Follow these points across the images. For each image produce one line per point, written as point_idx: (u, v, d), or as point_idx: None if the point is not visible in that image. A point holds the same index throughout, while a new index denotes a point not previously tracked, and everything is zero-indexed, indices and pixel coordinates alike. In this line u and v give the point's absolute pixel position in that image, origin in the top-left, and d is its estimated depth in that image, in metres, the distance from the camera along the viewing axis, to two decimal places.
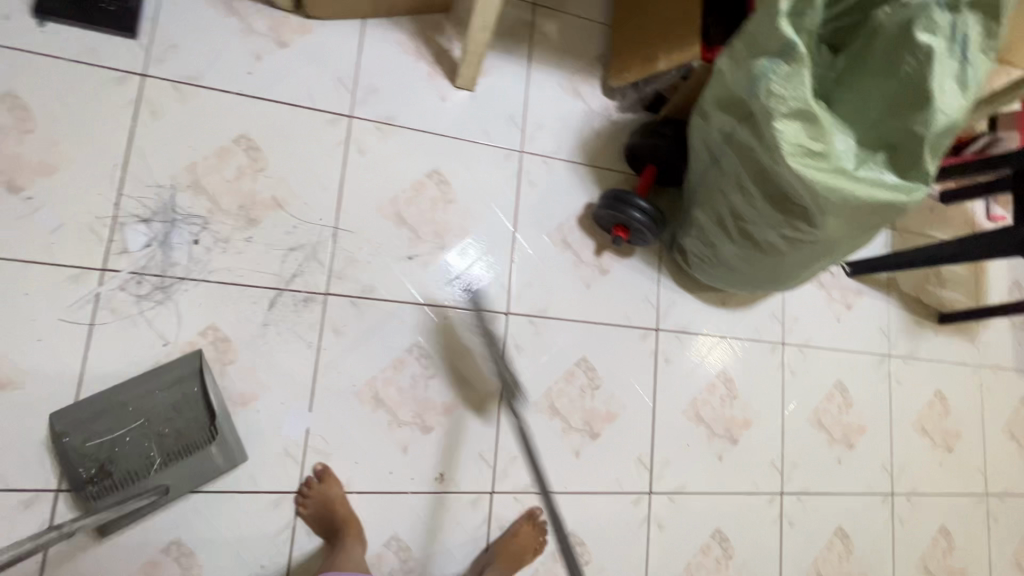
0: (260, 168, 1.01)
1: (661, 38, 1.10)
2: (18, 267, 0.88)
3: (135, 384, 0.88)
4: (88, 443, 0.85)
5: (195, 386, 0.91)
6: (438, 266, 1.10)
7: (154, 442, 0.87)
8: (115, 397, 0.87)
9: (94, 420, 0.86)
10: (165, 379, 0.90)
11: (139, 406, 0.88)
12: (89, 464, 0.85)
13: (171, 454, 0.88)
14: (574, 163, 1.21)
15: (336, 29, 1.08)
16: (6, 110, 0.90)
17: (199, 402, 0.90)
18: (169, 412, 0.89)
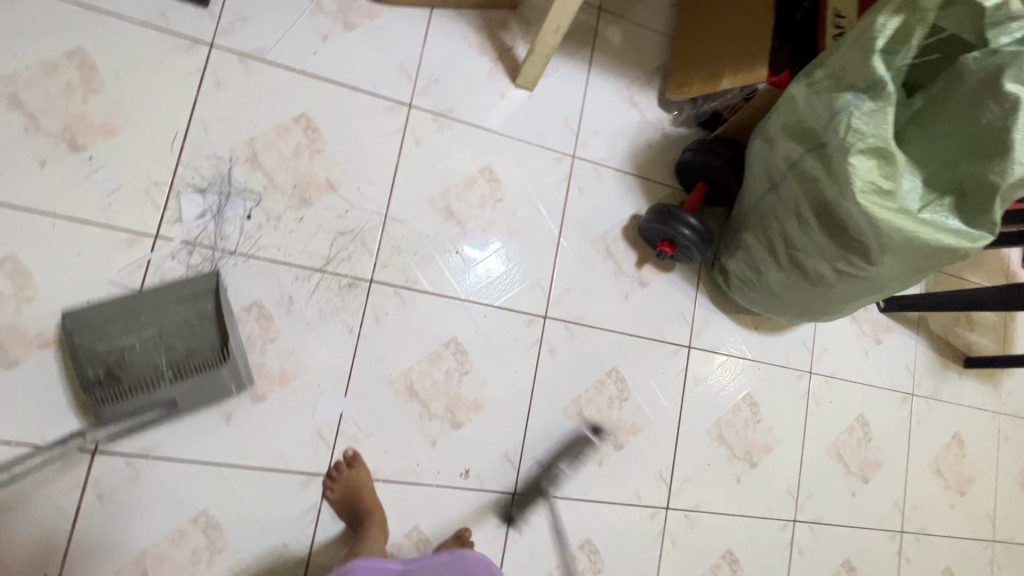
0: (317, 149, 1.01)
1: (728, 58, 1.10)
2: (74, 225, 0.88)
3: (151, 294, 0.87)
4: (97, 345, 0.84)
5: (209, 303, 0.89)
6: (450, 253, 1.07)
7: (163, 353, 0.85)
8: (128, 304, 0.86)
9: (106, 323, 0.85)
10: (181, 293, 0.88)
11: (153, 316, 0.86)
12: (97, 367, 0.83)
13: (178, 367, 0.86)
14: (625, 173, 1.20)
15: (403, 16, 1.08)
16: (74, 68, 0.90)
17: (212, 318, 0.89)
18: (182, 325, 0.87)
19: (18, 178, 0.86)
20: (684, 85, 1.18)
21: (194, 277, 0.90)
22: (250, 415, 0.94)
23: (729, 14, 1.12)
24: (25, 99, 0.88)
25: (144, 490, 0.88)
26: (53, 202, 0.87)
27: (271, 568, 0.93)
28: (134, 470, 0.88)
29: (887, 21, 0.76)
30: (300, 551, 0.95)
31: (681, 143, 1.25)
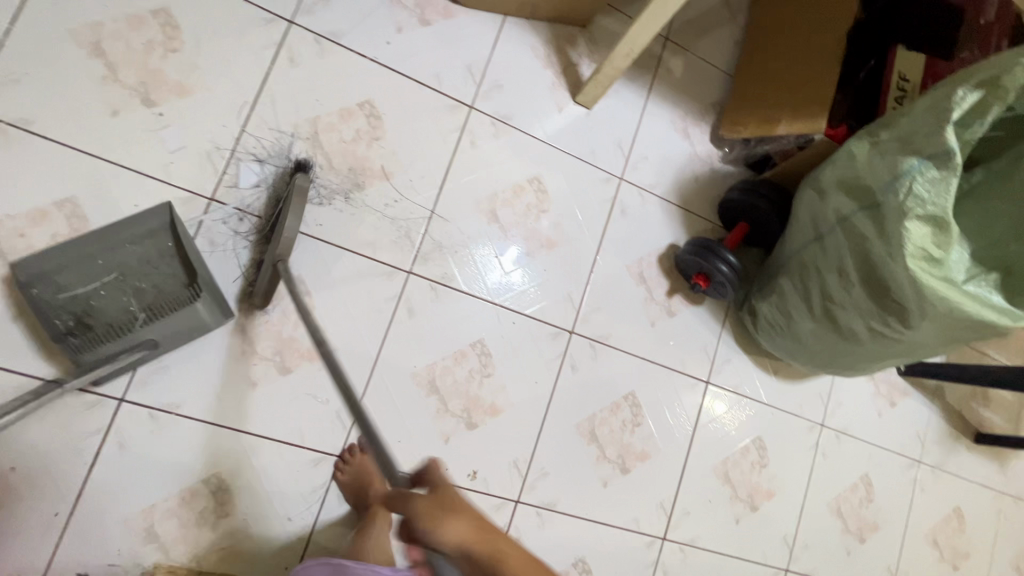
0: (377, 136, 1.03)
1: (787, 106, 1.11)
2: (135, 177, 0.90)
3: (105, 237, 0.85)
4: (60, 294, 0.82)
5: (168, 239, 0.88)
6: (473, 261, 1.08)
7: (131, 296, 0.85)
8: (83, 249, 0.84)
9: (63, 271, 0.83)
10: (134, 232, 0.87)
11: (111, 260, 0.85)
12: (65, 317, 0.82)
13: (151, 307, 0.85)
14: (668, 202, 1.22)
15: (478, 20, 1.10)
16: (158, 25, 0.93)
17: (181, 257, 0.88)
18: (147, 266, 0.87)
19: (90, 125, 0.88)
20: (739, 124, 1.19)
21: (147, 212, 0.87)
22: (276, 386, 0.95)
23: (795, 62, 1.14)
24: (107, 49, 0.90)
25: (163, 445, 0.89)
26: (119, 153, 0.89)
27: (273, 539, 0.93)
28: (156, 423, 0.89)
29: (966, 95, 0.77)
30: (302, 528, 0.95)
31: (727, 181, 1.27)
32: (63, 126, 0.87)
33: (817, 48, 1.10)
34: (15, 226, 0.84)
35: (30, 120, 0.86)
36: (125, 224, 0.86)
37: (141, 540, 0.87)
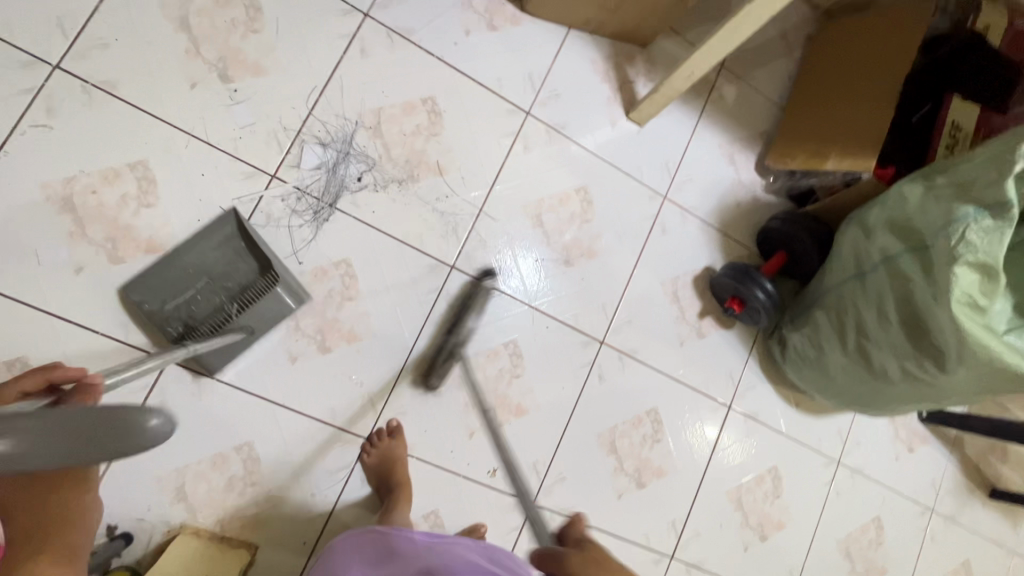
0: (436, 132, 1.06)
1: (837, 142, 1.13)
2: (205, 148, 0.93)
3: (189, 249, 0.90)
4: (165, 305, 0.88)
5: (241, 240, 0.92)
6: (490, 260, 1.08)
7: (219, 291, 0.90)
8: (174, 262, 0.89)
9: (163, 285, 0.88)
10: (213, 239, 0.91)
11: (195, 265, 0.90)
12: (174, 324, 0.87)
13: (242, 300, 0.90)
14: (709, 225, 1.23)
15: (543, 30, 1.13)
16: (243, 6, 0.96)
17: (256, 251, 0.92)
18: (229, 263, 0.91)
19: (168, 93, 0.92)
20: (786, 156, 1.21)
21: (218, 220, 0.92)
22: (315, 363, 0.97)
23: (848, 100, 1.15)
24: (193, 23, 0.94)
25: (202, 408, 0.91)
26: (192, 123, 0.93)
27: (294, 512, 0.95)
28: (198, 387, 0.91)
29: None
30: (324, 504, 0.97)
31: (767, 210, 1.28)
32: (143, 92, 0.91)
33: (873, 89, 1.12)
34: (89, 182, 0.88)
35: (114, 84, 0.90)
36: (204, 232, 0.91)
37: (170, 498, 0.89)
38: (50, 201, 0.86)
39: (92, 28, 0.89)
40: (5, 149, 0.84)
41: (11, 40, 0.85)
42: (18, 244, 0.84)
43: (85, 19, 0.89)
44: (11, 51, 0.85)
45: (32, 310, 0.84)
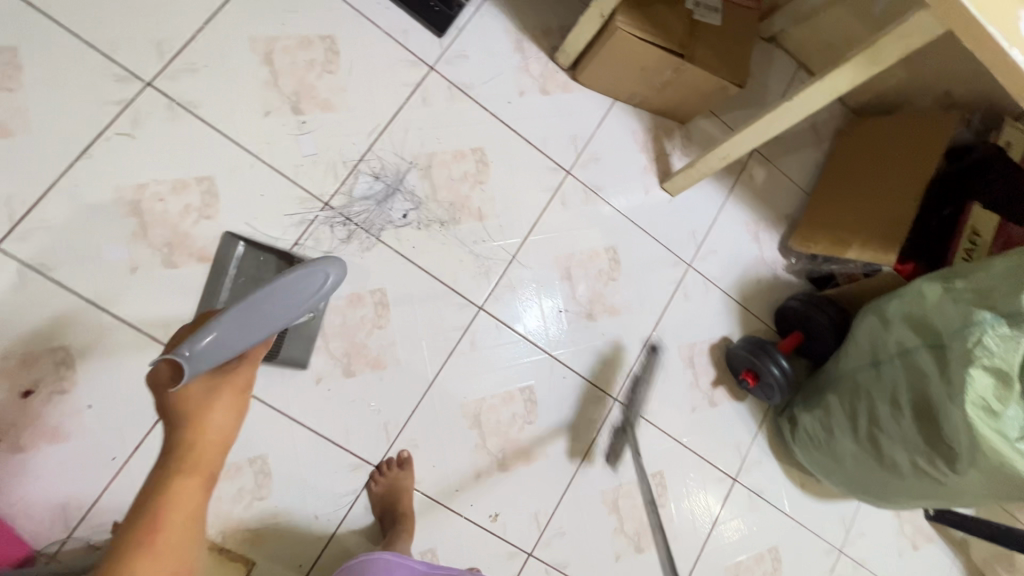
0: (481, 180, 1.12)
1: (860, 233, 1.18)
2: (267, 171, 1.00)
3: (218, 283, 0.95)
4: None
5: (259, 252, 0.97)
6: (515, 305, 1.12)
7: None
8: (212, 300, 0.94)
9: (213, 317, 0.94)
10: (235, 264, 0.96)
11: (232, 292, 0.95)
12: None
13: None
14: (729, 297, 1.27)
15: (591, 98, 1.21)
16: (322, 48, 1.05)
17: (275, 252, 0.98)
18: (257, 274, 0.97)
19: (243, 118, 0.99)
20: (809, 240, 1.26)
21: (228, 247, 0.96)
22: (337, 386, 1.00)
23: (871, 194, 1.21)
24: (275, 58, 1.02)
25: None
26: (260, 147, 1.00)
27: (295, 533, 0.95)
28: None
29: None
30: (326, 527, 0.97)
31: (786, 289, 1.32)
32: (221, 114, 0.98)
33: (897, 187, 1.17)
34: (158, 190, 0.94)
35: (197, 104, 0.97)
36: (225, 262, 0.95)
37: None
38: (119, 204, 0.92)
39: (186, 54, 0.97)
40: (90, 152, 0.91)
41: (114, 56, 0.94)
42: (82, 240, 0.90)
43: (182, 45, 0.97)
44: (111, 66, 0.94)
45: (84, 303, 0.89)
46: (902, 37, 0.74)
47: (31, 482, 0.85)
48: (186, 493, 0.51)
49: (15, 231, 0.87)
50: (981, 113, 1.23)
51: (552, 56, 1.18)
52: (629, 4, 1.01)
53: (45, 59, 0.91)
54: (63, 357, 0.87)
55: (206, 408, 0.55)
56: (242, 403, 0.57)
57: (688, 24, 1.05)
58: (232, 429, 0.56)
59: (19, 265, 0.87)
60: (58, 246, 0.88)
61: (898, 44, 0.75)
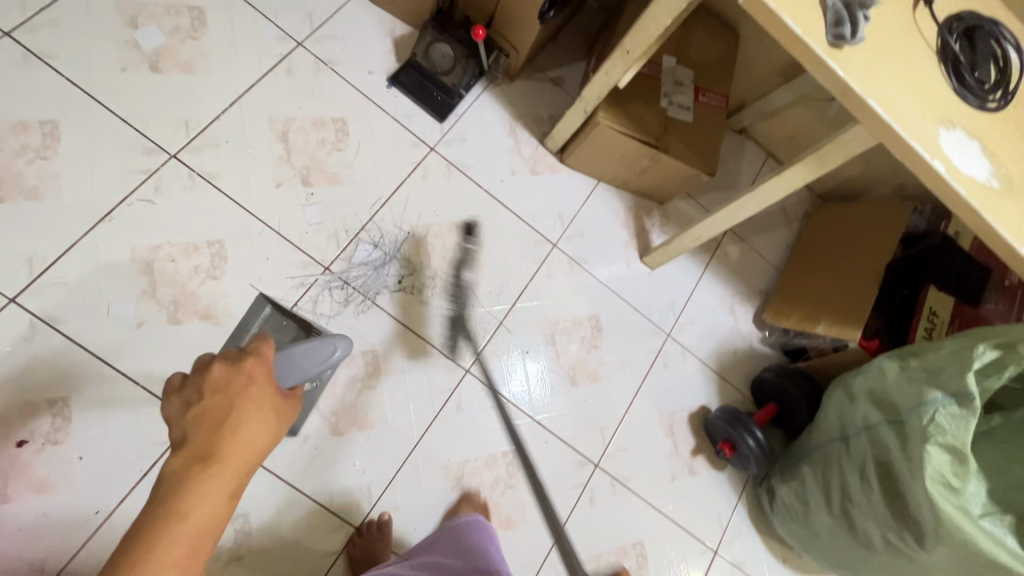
0: (473, 250, 1.19)
1: (826, 310, 1.26)
2: (274, 237, 1.07)
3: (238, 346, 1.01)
4: None
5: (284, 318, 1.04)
6: (501, 369, 1.16)
7: None
8: None
9: None
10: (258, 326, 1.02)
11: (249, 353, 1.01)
12: None
13: None
14: (707, 367, 1.33)
15: (578, 179, 1.31)
16: (333, 128, 1.15)
17: (294, 319, 1.03)
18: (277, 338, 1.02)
19: (256, 188, 1.08)
20: (781, 314, 1.33)
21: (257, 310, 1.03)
22: (324, 444, 1.02)
23: (835, 274, 1.30)
24: (290, 136, 1.12)
25: None
26: (269, 215, 1.07)
27: None
28: None
29: (984, 352, 0.86)
30: None
31: (762, 360, 1.38)
32: (236, 185, 1.07)
33: (859, 268, 1.26)
34: (170, 252, 1.00)
35: (214, 175, 1.06)
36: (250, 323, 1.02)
37: None
38: (133, 263, 0.98)
39: (210, 131, 1.07)
40: (112, 215, 0.99)
41: (144, 131, 1.04)
42: (95, 297, 0.95)
43: (206, 123, 1.07)
44: (141, 139, 1.03)
45: (88, 355, 0.93)
46: (841, 146, 0.85)
47: (12, 533, 0.86)
48: (176, 552, 0.45)
49: (32, 286, 0.93)
50: (932, 204, 1.34)
51: (542, 141, 1.30)
52: (609, 102, 1.12)
53: (81, 132, 1.00)
54: (60, 408, 0.91)
55: (263, 420, 0.52)
56: (276, 437, 0.54)
57: (663, 120, 1.16)
58: (219, 520, 0.48)
59: (32, 318, 0.92)
60: (70, 301, 0.94)
61: (838, 152, 0.86)
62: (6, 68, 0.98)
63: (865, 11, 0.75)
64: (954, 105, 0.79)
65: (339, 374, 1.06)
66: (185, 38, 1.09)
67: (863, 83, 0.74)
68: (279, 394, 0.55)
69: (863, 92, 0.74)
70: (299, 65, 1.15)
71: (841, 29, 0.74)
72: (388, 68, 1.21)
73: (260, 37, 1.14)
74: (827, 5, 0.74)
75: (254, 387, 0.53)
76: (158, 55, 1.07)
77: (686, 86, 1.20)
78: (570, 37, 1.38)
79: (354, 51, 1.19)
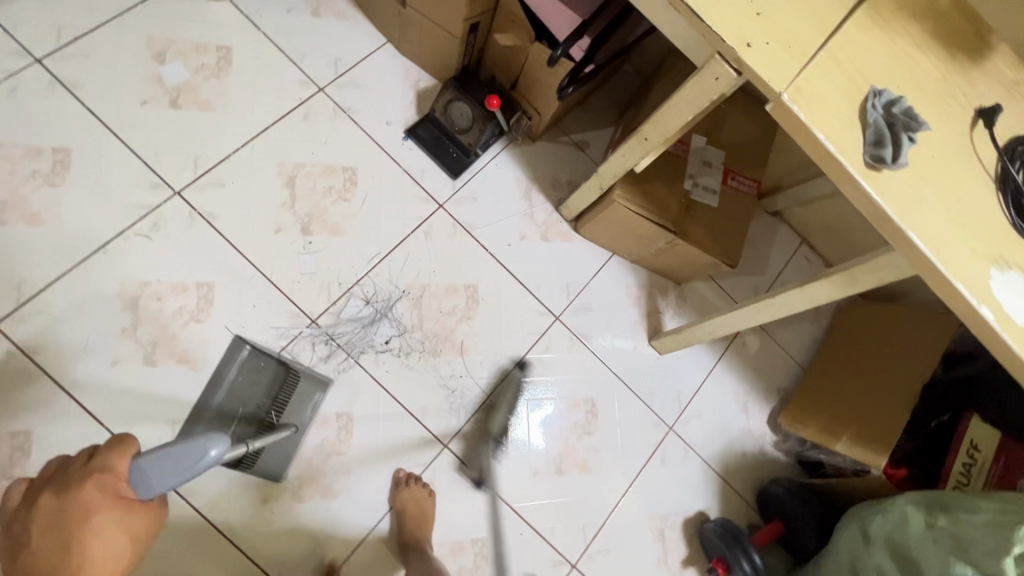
0: (469, 315, 1.14)
1: (849, 425, 1.14)
2: (264, 284, 1.04)
3: (215, 394, 0.98)
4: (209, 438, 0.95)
5: (264, 359, 1.02)
6: (482, 447, 1.09)
7: (253, 410, 0.99)
8: (206, 407, 0.97)
9: (195, 424, 0.95)
10: (237, 369, 1.00)
11: (228, 399, 0.98)
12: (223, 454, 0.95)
13: (275, 403, 1.00)
14: (710, 468, 1.21)
15: (590, 250, 1.25)
16: (342, 177, 1.12)
17: (274, 358, 1.02)
18: (257, 380, 1.01)
19: (254, 232, 1.05)
20: (799, 421, 1.18)
21: (236, 353, 1.00)
22: (282, 510, 0.97)
23: (863, 384, 1.18)
24: (297, 182, 1.10)
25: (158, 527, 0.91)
26: (263, 261, 1.05)
27: None
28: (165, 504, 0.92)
29: None
30: None
31: (773, 467, 1.26)
32: (235, 227, 1.05)
33: (888, 385, 1.16)
34: (158, 290, 0.99)
35: (215, 216, 1.04)
36: (227, 369, 0.99)
37: None
38: (119, 299, 0.97)
39: (217, 170, 1.06)
40: (106, 248, 0.98)
41: (153, 165, 1.03)
42: (75, 330, 0.94)
43: (215, 162, 1.06)
44: (148, 174, 1.03)
45: (58, 389, 0.91)
46: (874, 270, 0.75)
47: None
48: None
49: (16, 313, 0.92)
50: None
51: (557, 207, 1.24)
52: (627, 180, 1.06)
53: (91, 162, 1.00)
54: (21, 442, 0.88)
55: (106, 548, 0.53)
56: (130, 555, 0.55)
57: (684, 203, 1.09)
58: None
59: (10, 345, 0.91)
60: (51, 332, 0.93)
61: (871, 275, 0.76)
62: (31, 93, 1.00)
63: (911, 132, 0.67)
64: (1011, 244, 0.69)
65: (315, 421, 1.01)
66: (208, 76, 1.10)
67: (902, 211, 0.66)
68: (124, 510, 0.55)
69: (901, 221, 0.65)
70: (316, 111, 1.14)
71: (881, 150, 0.65)
72: (406, 120, 1.19)
73: (282, 80, 1.14)
74: (868, 121, 0.66)
75: (90, 519, 0.53)
76: (179, 91, 1.08)
77: (715, 168, 1.12)
78: (600, 101, 1.33)
79: (375, 100, 1.18)
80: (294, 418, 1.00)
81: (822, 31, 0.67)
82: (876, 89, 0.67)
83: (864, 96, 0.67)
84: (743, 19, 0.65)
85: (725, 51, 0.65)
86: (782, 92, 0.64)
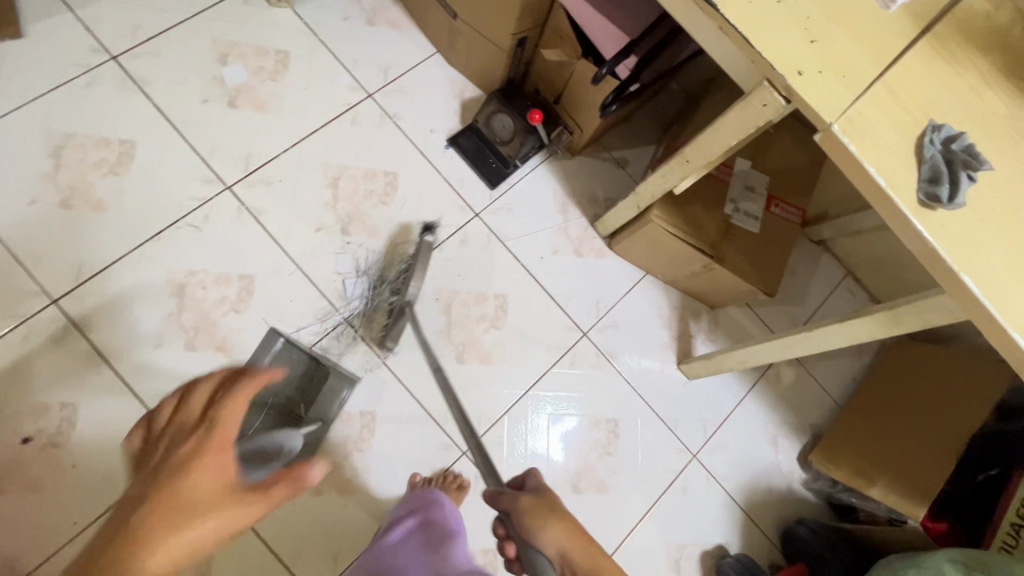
0: (497, 324, 1.14)
1: (886, 469, 1.08)
2: (302, 280, 1.07)
3: None
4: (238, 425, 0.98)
5: (294, 351, 1.04)
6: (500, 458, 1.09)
7: (281, 401, 1.01)
8: None
9: None
10: (269, 359, 1.03)
11: None
12: None
13: (302, 396, 1.02)
14: (733, 501, 1.17)
15: (623, 268, 1.23)
16: (383, 181, 1.15)
17: (305, 352, 1.04)
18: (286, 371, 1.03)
19: (296, 229, 1.09)
20: (831, 461, 1.13)
21: (269, 344, 1.03)
22: (302, 501, 0.99)
23: (903, 427, 1.12)
24: (340, 184, 1.13)
25: None
26: (303, 258, 1.08)
27: None
28: None
29: None
30: None
31: (800, 506, 1.21)
32: (278, 223, 1.09)
33: (931, 431, 1.10)
34: (203, 279, 1.04)
35: (261, 211, 1.09)
36: (259, 358, 1.02)
37: None
38: (167, 285, 1.02)
39: (267, 168, 1.11)
40: (160, 236, 1.03)
41: (209, 160, 1.09)
42: (126, 312, 0.99)
43: (266, 160, 1.11)
44: (203, 168, 1.08)
45: (106, 366, 0.97)
46: (922, 311, 0.72)
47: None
48: None
49: (75, 292, 0.98)
50: None
51: (592, 223, 1.23)
52: (666, 200, 1.04)
53: (153, 154, 1.07)
54: (69, 413, 0.94)
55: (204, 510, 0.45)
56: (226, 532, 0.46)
57: (723, 227, 1.07)
58: None
59: (67, 322, 0.97)
60: (104, 312, 0.99)
61: (918, 316, 0.73)
62: (105, 88, 1.07)
63: (971, 170, 0.63)
64: None
65: (338, 415, 1.03)
66: (266, 78, 1.15)
67: (956, 253, 0.62)
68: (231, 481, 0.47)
69: (954, 263, 0.62)
70: (364, 116, 1.18)
71: (936, 188, 0.63)
72: (449, 130, 1.21)
73: (333, 85, 1.18)
74: (924, 157, 0.63)
75: (199, 466, 0.47)
76: (238, 92, 1.13)
77: (758, 193, 1.10)
78: (643, 120, 1.31)
79: (420, 108, 1.20)
80: (319, 413, 1.02)
81: (879, 62, 0.65)
82: (935, 124, 0.64)
83: (922, 131, 0.64)
84: (796, 46, 0.64)
85: (774, 78, 0.64)
86: (832, 123, 0.63)
